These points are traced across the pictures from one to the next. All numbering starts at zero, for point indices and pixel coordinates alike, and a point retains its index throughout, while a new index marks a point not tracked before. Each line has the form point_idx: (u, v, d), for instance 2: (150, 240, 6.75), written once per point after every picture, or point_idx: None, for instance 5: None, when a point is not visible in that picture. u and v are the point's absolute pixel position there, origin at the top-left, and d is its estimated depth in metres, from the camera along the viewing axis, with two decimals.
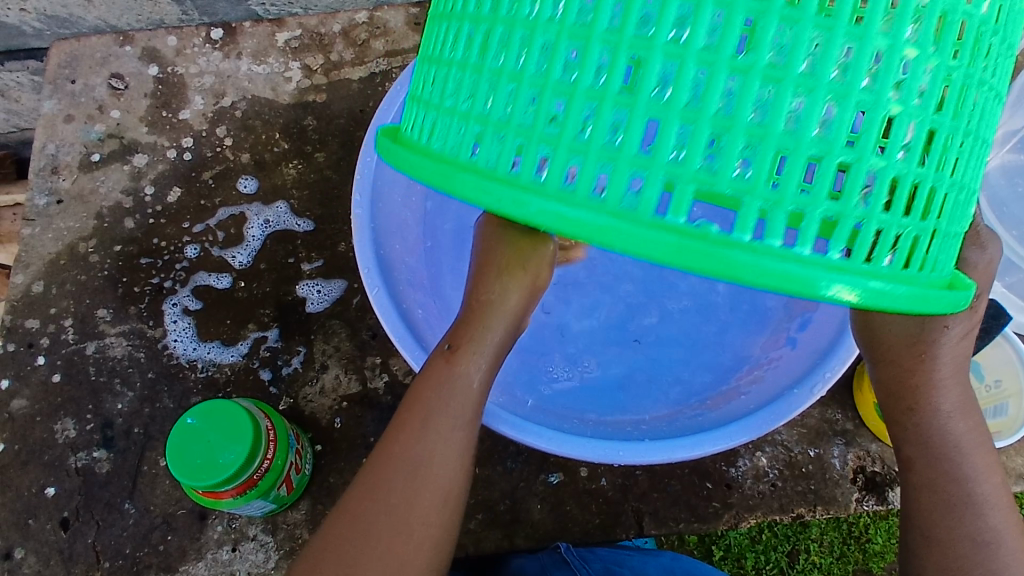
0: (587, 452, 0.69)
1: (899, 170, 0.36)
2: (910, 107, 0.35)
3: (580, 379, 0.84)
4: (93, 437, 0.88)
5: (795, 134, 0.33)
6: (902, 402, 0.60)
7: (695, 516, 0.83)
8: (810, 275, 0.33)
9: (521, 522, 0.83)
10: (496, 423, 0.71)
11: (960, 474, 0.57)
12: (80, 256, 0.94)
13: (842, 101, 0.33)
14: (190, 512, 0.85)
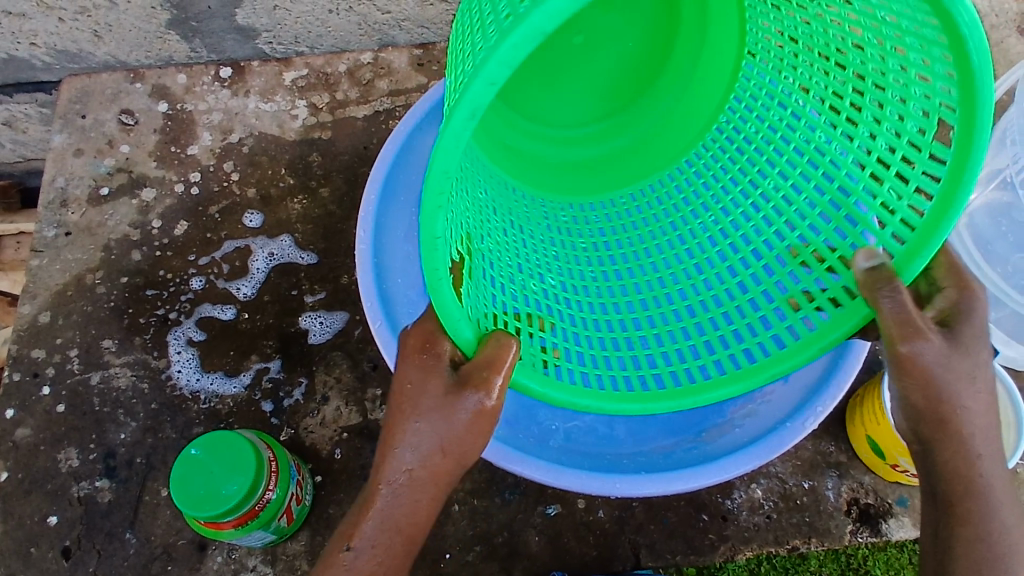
0: (588, 484, 0.72)
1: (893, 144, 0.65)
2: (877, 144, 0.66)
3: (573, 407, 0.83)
4: (95, 467, 0.88)
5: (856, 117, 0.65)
6: (943, 446, 0.61)
7: (692, 548, 0.83)
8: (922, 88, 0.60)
9: (519, 554, 0.83)
10: (492, 455, 0.74)
11: (991, 525, 0.61)
12: (86, 288, 0.96)
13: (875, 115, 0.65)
14: (191, 542, 0.85)
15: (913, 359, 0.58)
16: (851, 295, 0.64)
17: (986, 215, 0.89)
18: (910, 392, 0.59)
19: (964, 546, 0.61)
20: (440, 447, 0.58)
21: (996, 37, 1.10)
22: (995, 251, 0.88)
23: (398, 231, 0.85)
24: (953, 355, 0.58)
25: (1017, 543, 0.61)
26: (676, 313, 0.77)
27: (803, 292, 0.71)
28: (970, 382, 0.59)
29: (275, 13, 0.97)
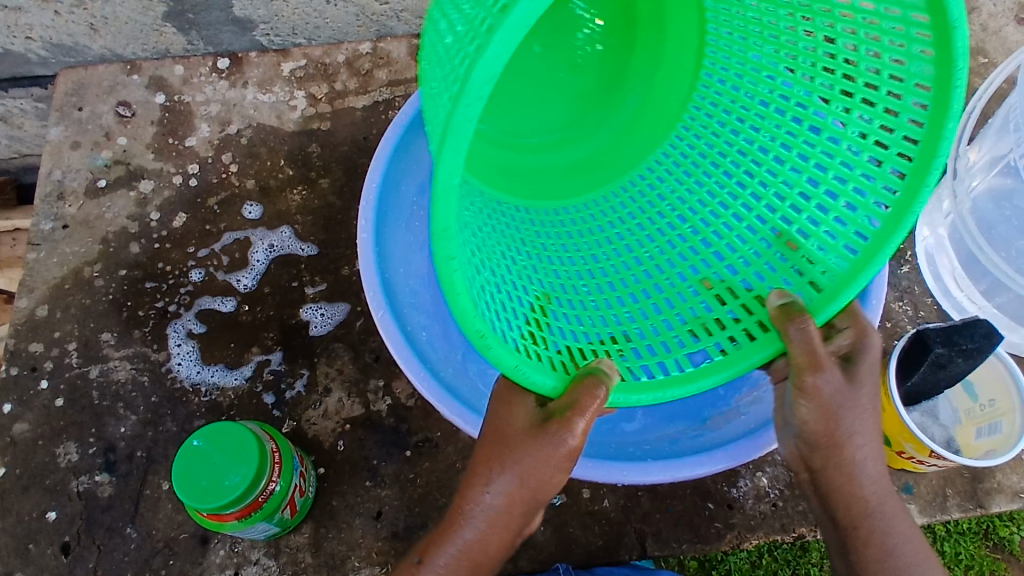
0: (594, 472, 0.71)
1: (731, 280, 0.72)
2: (733, 279, 0.72)
3: None
4: (95, 461, 0.87)
5: (759, 251, 0.73)
6: (838, 475, 0.62)
7: (698, 536, 0.83)
8: (791, 250, 0.70)
9: (525, 544, 0.82)
10: None
11: (892, 547, 0.62)
12: (84, 281, 0.95)
13: (744, 256, 0.73)
14: (192, 536, 0.83)
15: (816, 394, 0.59)
16: (762, 328, 0.64)
17: (989, 199, 0.89)
18: (809, 422, 0.60)
19: (875, 566, 0.62)
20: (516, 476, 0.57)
21: (995, 24, 1.10)
22: (998, 234, 0.87)
23: (397, 221, 0.85)
24: (843, 386, 0.60)
25: (917, 554, 0.62)
26: (605, 322, 0.72)
27: (632, 344, 0.69)
28: (863, 409, 0.60)
29: (272, 4, 0.96)
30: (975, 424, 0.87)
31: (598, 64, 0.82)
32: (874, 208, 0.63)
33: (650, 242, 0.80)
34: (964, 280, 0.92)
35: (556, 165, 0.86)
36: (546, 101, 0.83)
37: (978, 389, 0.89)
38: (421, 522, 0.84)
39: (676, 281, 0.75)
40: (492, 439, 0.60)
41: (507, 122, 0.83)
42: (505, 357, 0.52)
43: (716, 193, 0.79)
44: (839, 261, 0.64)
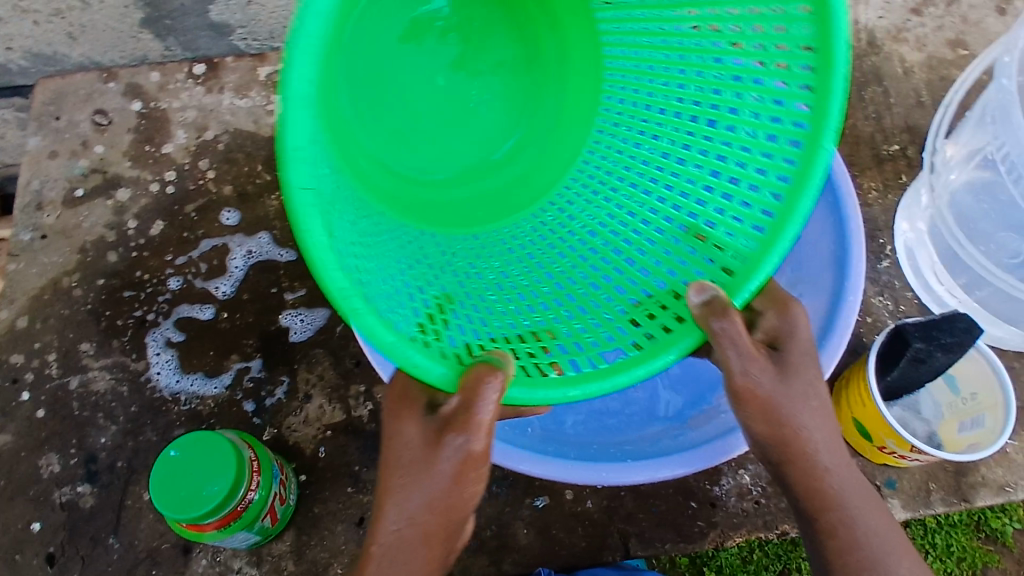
0: (573, 472, 0.71)
1: (649, 283, 0.69)
2: (648, 281, 0.69)
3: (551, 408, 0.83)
4: (77, 471, 0.87)
5: (672, 249, 0.70)
6: (791, 468, 0.60)
7: (681, 536, 0.83)
8: (700, 244, 0.68)
9: (508, 547, 0.82)
10: None
11: (858, 540, 0.59)
12: (63, 291, 0.95)
13: (658, 254, 0.71)
14: (174, 546, 0.83)
15: (753, 389, 0.58)
16: (681, 321, 0.61)
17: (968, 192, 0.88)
18: (753, 423, 0.59)
19: (841, 562, 0.60)
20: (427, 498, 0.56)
21: (976, 16, 1.10)
22: (978, 228, 0.87)
23: None
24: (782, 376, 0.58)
25: (890, 542, 0.60)
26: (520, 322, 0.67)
27: (546, 341, 0.64)
28: (805, 399, 0.59)
29: (247, 9, 0.96)
30: (956, 418, 0.87)
31: (512, 57, 0.77)
32: (772, 187, 0.62)
33: (566, 243, 0.75)
34: (944, 274, 0.92)
35: (468, 193, 0.80)
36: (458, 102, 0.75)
37: (960, 382, 0.88)
38: None
39: (593, 284, 0.71)
40: (386, 458, 0.58)
41: (414, 156, 0.75)
42: (381, 331, 0.49)
43: (627, 189, 0.76)
44: (745, 244, 0.63)
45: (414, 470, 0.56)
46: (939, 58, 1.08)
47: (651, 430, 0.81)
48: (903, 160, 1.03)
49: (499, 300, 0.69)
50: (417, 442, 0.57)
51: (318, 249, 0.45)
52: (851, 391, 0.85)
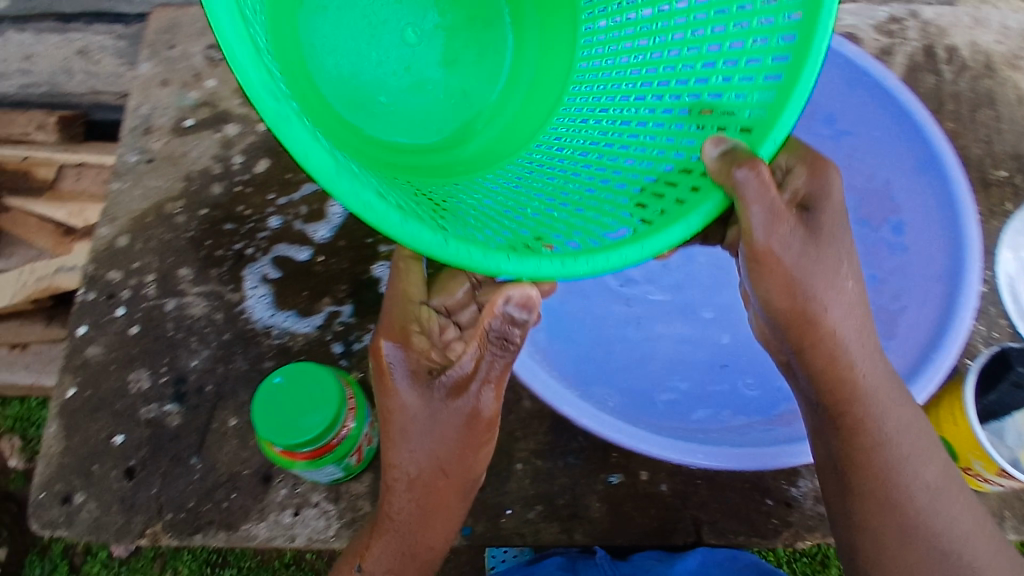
0: (665, 450, 0.71)
1: (660, 174, 0.64)
2: (659, 172, 0.64)
3: (639, 390, 0.83)
4: (165, 390, 0.88)
5: (683, 141, 0.65)
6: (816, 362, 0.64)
7: (754, 531, 0.83)
8: (713, 124, 0.63)
9: (580, 518, 0.83)
10: (577, 414, 0.72)
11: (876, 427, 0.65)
12: (166, 216, 0.97)
13: (669, 149, 0.66)
14: (255, 473, 0.84)
15: (770, 263, 0.60)
16: (696, 188, 0.58)
17: None
18: (773, 299, 0.62)
19: (863, 454, 0.65)
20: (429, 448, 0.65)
21: None
22: None
23: None
24: (820, 256, 0.61)
25: (910, 436, 0.65)
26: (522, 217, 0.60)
27: (555, 231, 0.58)
28: (831, 281, 0.62)
29: None
30: None
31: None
32: (782, 23, 0.58)
33: (564, 151, 0.71)
34: None
35: (461, 134, 0.78)
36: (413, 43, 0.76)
37: None
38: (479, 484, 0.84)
39: (599, 184, 0.66)
40: (390, 428, 0.65)
41: (382, 116, 0.73)
42: (341, 183, 0.40)
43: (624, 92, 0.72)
44: (766, 96, 0.58)
45: (427, 430, 0.64)
46: None
47: (742, 423, 0.81)
48: (1010, 187, 1.02)
49: (486, 198, 0.64)
50: (424, 407, 0.63)
51: (293, 143, 0.39)
52: (942, 409, 0.85)
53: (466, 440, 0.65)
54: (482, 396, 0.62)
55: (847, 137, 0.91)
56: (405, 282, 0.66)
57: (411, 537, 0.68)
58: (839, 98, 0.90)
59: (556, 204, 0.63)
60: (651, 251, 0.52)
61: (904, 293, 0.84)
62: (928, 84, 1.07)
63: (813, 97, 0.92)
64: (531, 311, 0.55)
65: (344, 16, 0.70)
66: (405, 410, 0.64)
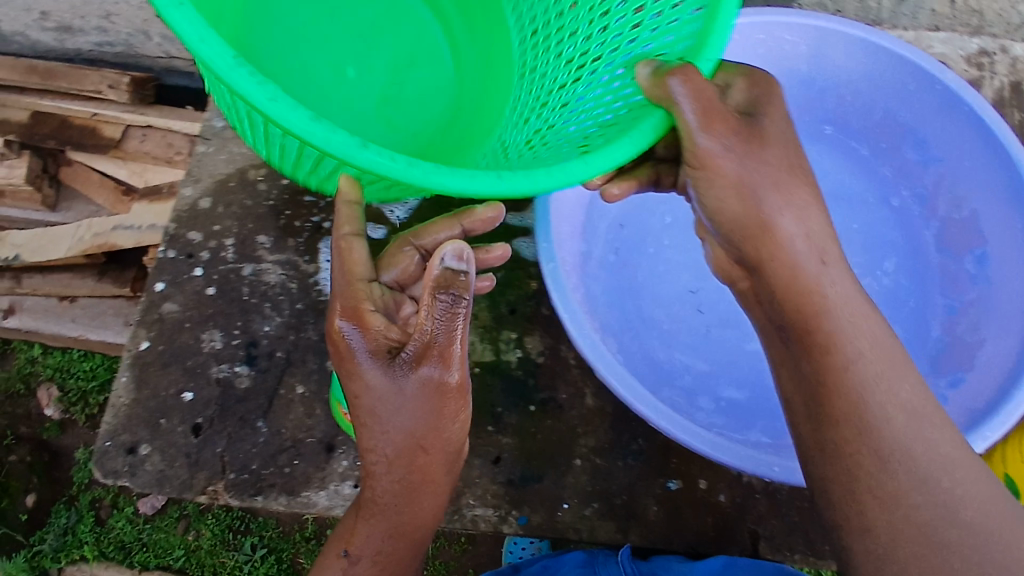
0: (736, 458, 0.70)
1: (601, 116, 0.62)
2: (603, 113, 0.63)
3: (698, 401, 0.84)
4: (237, 352, 0.90)
5: (610, 87, 0.64)
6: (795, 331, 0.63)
7: (811, 550, 0.82)
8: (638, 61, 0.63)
9: (636, 519, 0.83)
10: (649, 413, 0.71)
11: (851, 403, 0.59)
12: (248, 182, 0.98)
13: (603, 86, 0.65)
14: (319, 442, 0.86)
15: (714, 172, 0.60)
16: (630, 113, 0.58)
17: None
18: (750, 245, 0.63)
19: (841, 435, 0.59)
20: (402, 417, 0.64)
21: None
22: None
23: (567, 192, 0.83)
24: (764, 167, 0.61)
25: (894, 400, 0.59)
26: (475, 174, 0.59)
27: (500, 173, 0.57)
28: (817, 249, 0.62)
29: None
30: None
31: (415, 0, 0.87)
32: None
33: (518, 125, 0.74)
34: None
35: (422, 121, 0.81)
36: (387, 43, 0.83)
37: None
38: (538, 475, 0.85)
39: (552, 135, 0.66)
40: (360, 410, 0.64)
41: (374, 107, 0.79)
42: (255, 95, 0.41)
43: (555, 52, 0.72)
44: (692, 23, 0.58)
45: (395, 407, 0.63)
46: None
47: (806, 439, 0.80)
48: None
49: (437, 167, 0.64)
50: (391, 384, 0.62)
51: (205, 52, 0.40)
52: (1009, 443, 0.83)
53: (437, 414, 0.64)
54: (448, 360, 0.62)
55: (936, 163, 0.91)
56: (350, 261, 0.61)
57: (399, 520, 0.69)
58: (932, 124, 0.89)
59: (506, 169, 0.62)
60: (602, 161, 0.52)
61: (986, 326, 0.83)
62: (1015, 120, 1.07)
63: (905, 120, 0.92)
64: (469, 263, 0.56)
65: (317, 21, 0.79)
66: (373, 390, 0.62)
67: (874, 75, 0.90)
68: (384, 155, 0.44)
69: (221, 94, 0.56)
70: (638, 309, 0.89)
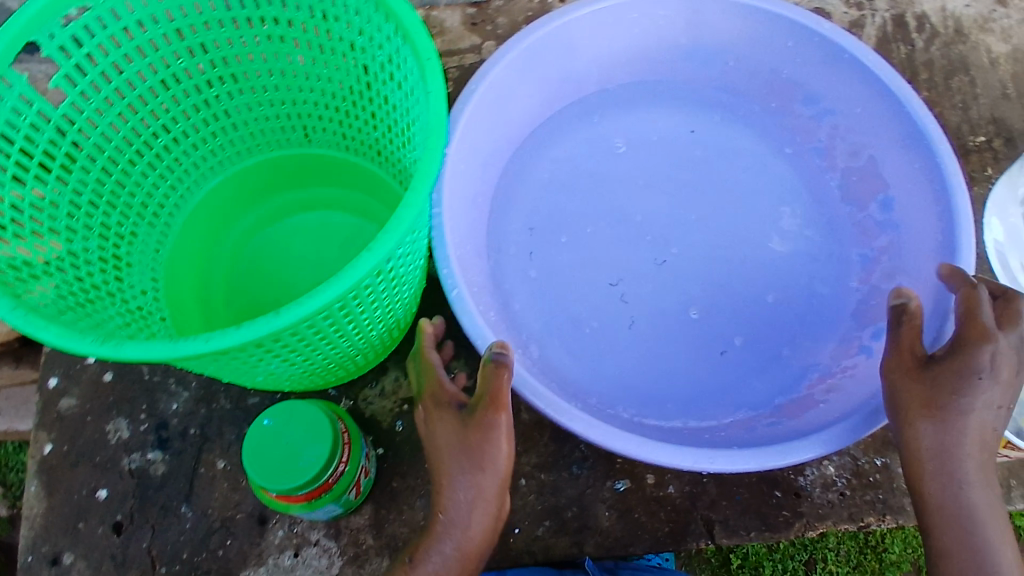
0: (672, 457, 0.66)
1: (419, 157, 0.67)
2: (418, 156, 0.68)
3: (637, 396, 0.85)
4: (147, 438, 0.84)
5: (409, 137, 0.69)
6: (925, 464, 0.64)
7: (766, 525, 0.82)
8: (404, 101, 0.68)
9: (590, 529, 0.81)
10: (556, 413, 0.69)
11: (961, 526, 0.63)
12: None
13: (407, 134, 0.70)
14: (250, 516, 0.81)
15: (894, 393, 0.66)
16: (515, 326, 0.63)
17: None
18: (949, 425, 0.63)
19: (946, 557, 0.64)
20: (468, 460, 0.64)
21: None
22: None
23: (464, 211, 0.81)
24: (991, 390, 0.62)
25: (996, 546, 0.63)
26: (388, 285, 0.63)
27: (391, 267, 0.60)
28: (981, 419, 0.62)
29: None
30: None
31: (263, 148, 0.86)
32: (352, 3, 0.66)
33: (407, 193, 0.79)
34: None
35: (333, 246, 0.86)
36: (266, 200, 0.88)
37: None
38: None
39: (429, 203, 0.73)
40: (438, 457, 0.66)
41: (284, 273, 0.85)
42: (181, 347, 0.50)
43: (376, 119, 0.77)
44: (401, 55, 0.63)
45: (466, 447, 0.65)
46: None
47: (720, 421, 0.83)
48: (989, 152, 1.02)
49: (388, 300, 0.67)
50: (458, 433, 0.65)
51: (132, 353, 0.50)
52: None
53: (496, 451, 0.64)
54: (500, 407, 0.63)
55: (828, 116, 0.90)
56: (427, 364, 0.70)
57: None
58: (820, 79, 0.88)
59: (412, 257, 0.67)
60: (411, 211, 0.54)
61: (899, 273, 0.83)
62: (901, 55, 1.06)
63: (792, 78, 0.90)
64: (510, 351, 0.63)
65: (207, 218, 0.85)
66: (445, 432, 0.66)
67: (754, 38, 0.89)
68: (289, 311, 0.51)
69: (208, 371, 0.62)
70: (565, 313, 0.89)
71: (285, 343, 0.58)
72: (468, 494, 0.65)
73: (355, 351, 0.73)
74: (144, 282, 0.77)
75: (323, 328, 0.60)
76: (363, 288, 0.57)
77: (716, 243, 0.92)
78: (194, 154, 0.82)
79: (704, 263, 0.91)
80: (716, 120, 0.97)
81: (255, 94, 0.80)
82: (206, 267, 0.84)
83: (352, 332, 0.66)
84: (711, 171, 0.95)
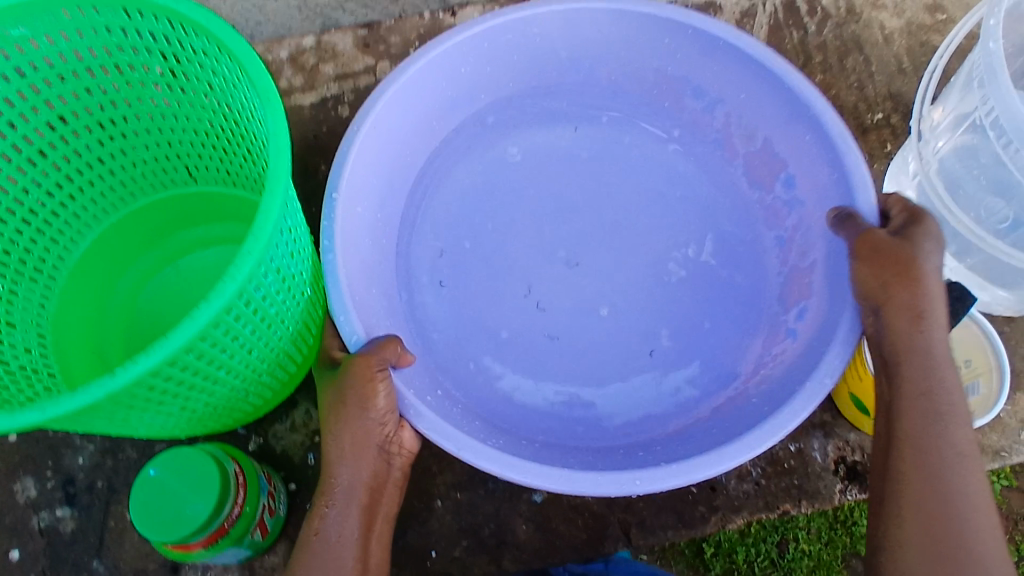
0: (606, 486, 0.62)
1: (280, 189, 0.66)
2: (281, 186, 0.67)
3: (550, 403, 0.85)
4: (54, 495, 0.83)
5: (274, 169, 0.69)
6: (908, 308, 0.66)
7: (683, 522, 0.82)
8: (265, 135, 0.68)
9: (508, 544, 0.81)
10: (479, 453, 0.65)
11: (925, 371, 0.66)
12: None
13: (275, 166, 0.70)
14: (162, 565, 0.81)
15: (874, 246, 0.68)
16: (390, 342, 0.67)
17: (956, 157, 0.83)
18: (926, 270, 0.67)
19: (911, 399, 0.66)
20: (340, 406, 0.66)
21: None
22: (964, 193, 0.83)
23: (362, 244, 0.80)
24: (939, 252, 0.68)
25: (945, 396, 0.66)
26: (260, 324, 0.63)
27: (255, 306, 0.60)
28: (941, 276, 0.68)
29: None
30: None
31: (149, 189, 0.87)
32: (201, 43, 0.66)
33: None
34: None
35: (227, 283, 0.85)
36: (158, 242, 0.87)
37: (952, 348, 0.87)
38: (400, 531, 0.81)
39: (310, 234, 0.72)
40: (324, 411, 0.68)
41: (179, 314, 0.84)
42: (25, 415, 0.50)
43: (250, 153, 0.77)
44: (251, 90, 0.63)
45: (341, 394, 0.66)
46: (918, 24, 1.07)
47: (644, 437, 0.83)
48: (887, 129, 1.02)
49: (270, 337, 0.67)
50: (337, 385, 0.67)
51: None
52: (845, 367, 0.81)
53: (365, 399, 0.65)
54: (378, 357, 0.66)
55: (718, 106, 0.90)
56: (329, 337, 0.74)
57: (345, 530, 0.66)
58: (704, 71, 0.87)
59: (291, 296, 0.67)
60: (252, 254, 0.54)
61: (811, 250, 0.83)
62: (793, 40, 1.07)
63: (680, 72, 0.90)
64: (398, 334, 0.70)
65: (98, 267, 0.85)
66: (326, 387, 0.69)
67: (633, 38, 0.89)
68: (131, 368, 0.51)
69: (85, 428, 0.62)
70: (474, 320, 0.90)
71: (148, 397, 0.58)
72: (347, 437, 0.66)
73: (249, 389, 0.72)
74: (29, 340, 0.75)
75: (193, 376, 0.59)
76: (219, 333, 0.57)
77: (617, 244, 0.92)
78: (76, 203, 0.81)
79: (608, 266, 0.91)
80: (610, 121, 0.97)
81: (129, 136, 0.81)
82: (99, 316, 0.83)
83: (234, 374, 0.66)
84: (608, 173, 0.96)
